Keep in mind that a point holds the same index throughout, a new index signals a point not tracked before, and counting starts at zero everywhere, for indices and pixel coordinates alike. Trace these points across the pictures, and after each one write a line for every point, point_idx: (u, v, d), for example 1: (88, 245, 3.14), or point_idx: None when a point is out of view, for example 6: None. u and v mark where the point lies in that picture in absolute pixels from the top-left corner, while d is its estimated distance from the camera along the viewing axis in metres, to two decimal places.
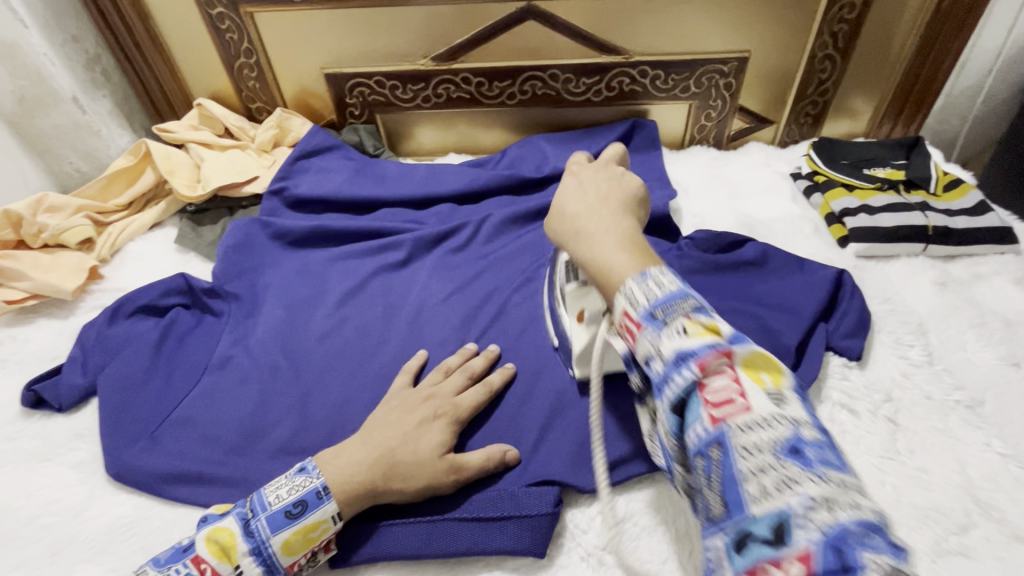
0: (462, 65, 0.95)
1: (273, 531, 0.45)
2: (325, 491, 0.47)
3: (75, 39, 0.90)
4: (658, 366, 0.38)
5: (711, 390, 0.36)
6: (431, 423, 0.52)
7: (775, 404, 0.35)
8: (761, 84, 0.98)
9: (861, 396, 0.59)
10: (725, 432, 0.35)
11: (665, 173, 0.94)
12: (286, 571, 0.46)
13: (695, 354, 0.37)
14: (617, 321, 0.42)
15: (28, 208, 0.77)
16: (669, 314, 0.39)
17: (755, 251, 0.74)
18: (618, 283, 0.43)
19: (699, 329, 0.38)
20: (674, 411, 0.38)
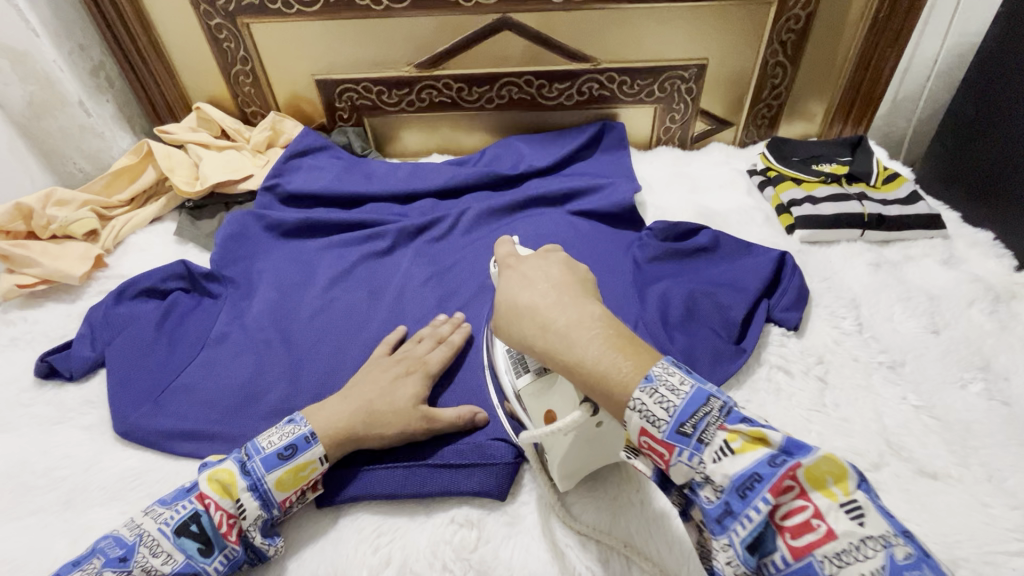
0: (444, 71, 1.02)
1: (268, 470, 0.51)
2: (313, 436, 0.53)
3: (82, 48, 0.96)
4: (714, 496, 0.39)
5: (786, 522, 0.37)
6: (405, 378, 0.60)
7: (855, 523, 0.36)
8: (720, 89, 1.06)
9: (796, 359, 0.66)
10: (813, 564, 0.36)
11: (632, 170, 1.02)
12: (280, 507, 0.52)
13: (763, 483, 0.37)
14: (638, 441, 0.42)
15: (38, 201, 0.83)
16: (700, 427, 0.40)
17: (707, 238, 0.81)
18: (624, 403, 0.41)
19: (745, 448, 0.38)
20: (747, 548, 0.38)
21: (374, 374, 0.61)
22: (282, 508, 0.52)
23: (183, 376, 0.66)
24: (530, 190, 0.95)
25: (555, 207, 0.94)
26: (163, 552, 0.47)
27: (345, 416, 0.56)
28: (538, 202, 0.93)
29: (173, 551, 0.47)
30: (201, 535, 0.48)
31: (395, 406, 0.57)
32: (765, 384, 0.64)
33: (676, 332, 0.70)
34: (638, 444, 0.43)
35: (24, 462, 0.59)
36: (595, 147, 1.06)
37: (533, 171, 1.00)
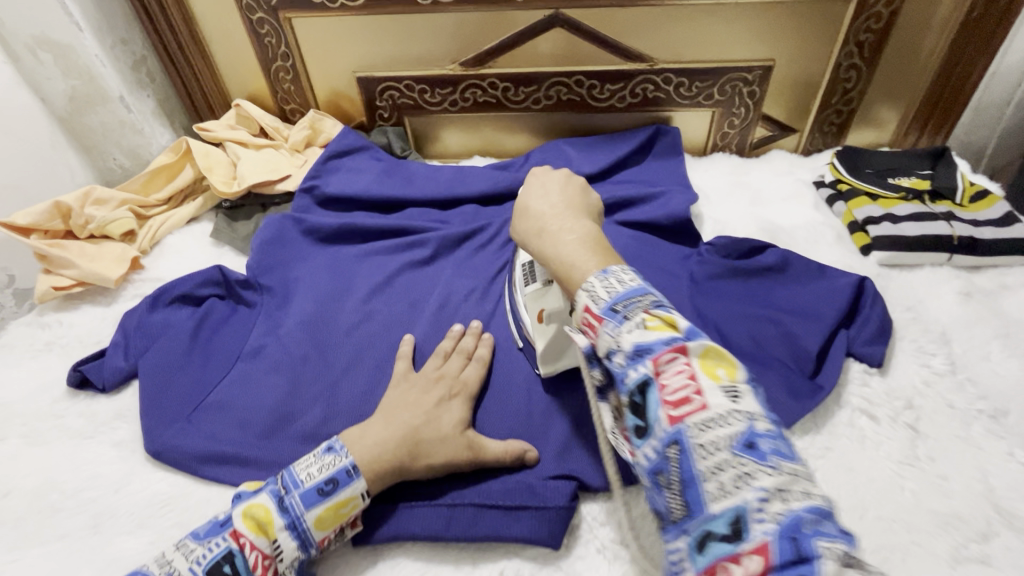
0: (490, 70, 0.97)
1: (307, 507, 0.47)
2: (354, 470, 0.49)
3: (123, 43, 0.94)
4: (620, 361, 0.40)
5: (667, 383, 0.38)
6: (447, 403, 0.56)
7: (729, 399, 0.36)
8: (786, 92, 0.98)
9: (881, 402, 0.59)
10: (682, 430, 0.36)
11: (687, 179, 0.95)
12: (317, 546, 0.48)
13: (653, 351, 0.39)
14: (579, 318, 0.45)
15: (77, 200, 0.81)
16: (629, 308, 0.42)
17: (776, 256, 0.74)
18: (579, 286, 0.46)
19: (657, 325, 0.40)
20: (635, 409, 0.39)
21: (412, 396, 0.56)
22: (320, 546, 0.49)
23: (218, 392, 0.63)
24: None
25: (603, 217, 0.88)
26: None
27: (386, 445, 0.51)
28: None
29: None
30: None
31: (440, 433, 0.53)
32: (846, 430, 0.58)
33: (742, 363, 0.64)
34: (580, 324, 0.45)
35: (55, 480, 0.56)
36: (647, 153, 0.99)
37: (581, 178, 0.94)
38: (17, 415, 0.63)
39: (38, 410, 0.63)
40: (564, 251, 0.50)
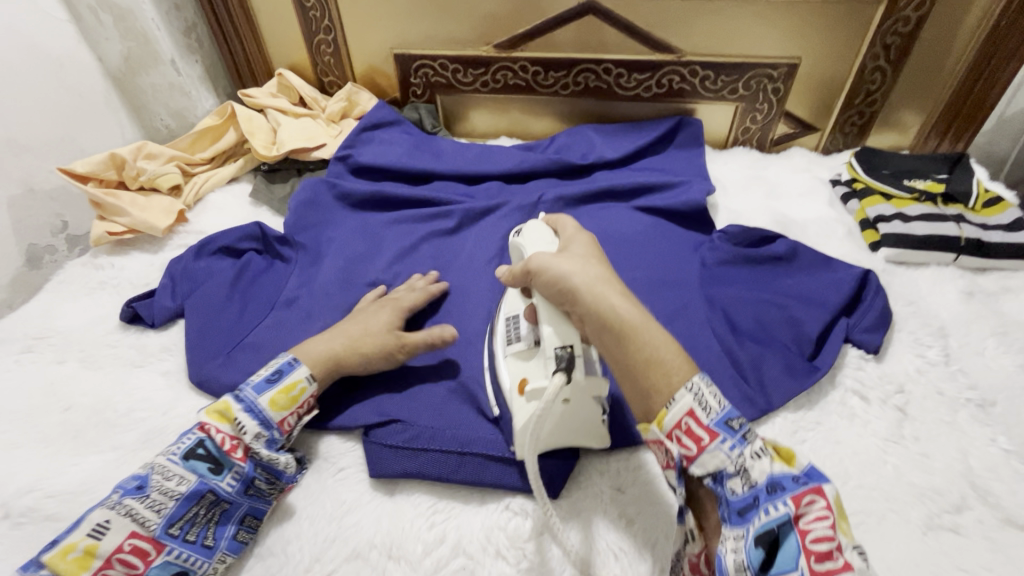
0: (521, 54, 1.01)
1: (258, 394, 0.54)
2: (295, 360, 0.58)
3: (178, 8, 1.00)
4: (738, 486, 0.44)
5: (810, 531, 0.40)
6: (379, 312, 0.66)
7: (862, 562, 0.39)
8: (809, 91, 1.00)
9: (873, 386, 0.63)
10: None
11: (706, 169, 0.99)
12: (281, 427, 0.55)
13: (789, 489, 0.42)
14: (674, 425, 0.46)
15: (130, 153, 0.87)
16: (744, 429, 0.45)
17: (785, 247, 0.77)
18: (678, 385, 0.46)
19: (778, 459, 0.44)
20: (760, 544, 0.41)
21: (358, 311, 0.66)
22: (282, 429, 0.55)
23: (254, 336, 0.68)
24: (598, 182, 0.93)
25: (622, 200, 0.91)
26: (176, 476, 0.49)
27: (329, 347, 0.60)
28: (607, 194, 0.91)
29: (185, 474, 0.50)
30: (208, 456, 0.51)
31: (371, 334, 0.63)
32: (838, 408, 0.61)
33: (744, 343, 0.68)
34: (670, 432, 0.46)
35: (108, 401, 0.62)
36: (668, 143, 1.03)
37: (602, 163, 0.98)
38: (73, 342, 0.69)
39: (92, 338, 0.69)
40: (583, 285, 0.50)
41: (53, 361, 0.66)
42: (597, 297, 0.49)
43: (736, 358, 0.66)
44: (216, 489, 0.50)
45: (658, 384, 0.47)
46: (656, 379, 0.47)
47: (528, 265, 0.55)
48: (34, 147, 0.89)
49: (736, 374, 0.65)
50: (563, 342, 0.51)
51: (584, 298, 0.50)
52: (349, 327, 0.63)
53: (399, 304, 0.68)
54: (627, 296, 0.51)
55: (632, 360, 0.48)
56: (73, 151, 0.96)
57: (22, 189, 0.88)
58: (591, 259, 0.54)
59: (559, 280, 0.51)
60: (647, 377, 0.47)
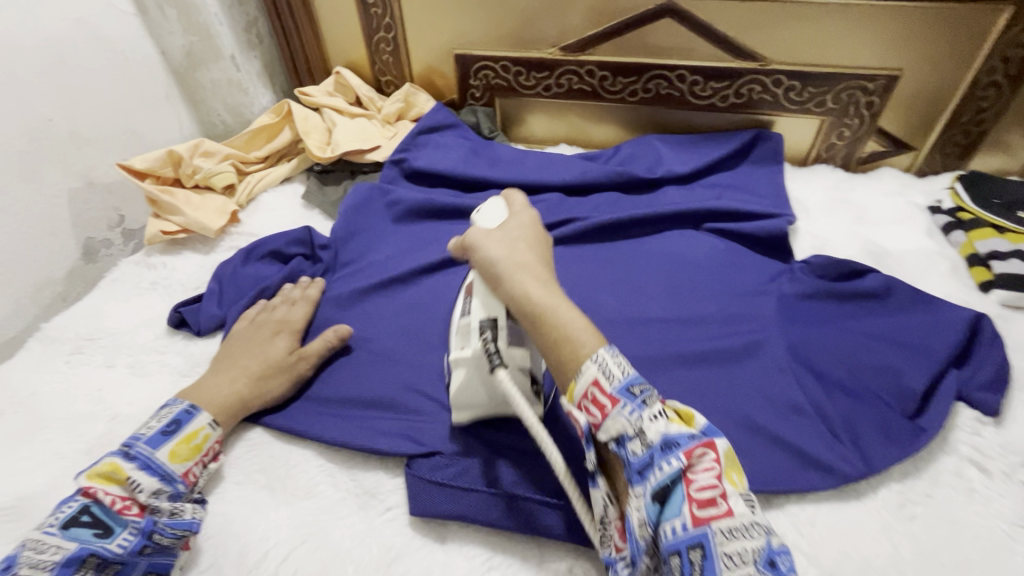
0: (589, 57, 0.95)
1: (155, 447, 0.51)
2: (194, 407, 0.55)
3: (240, 3, 0.98)
4: (639, 449, 0.44)
5: (695, 481, 0.42)
6: (274, 337, 0.63)
7: (749, 509, 0.42)
8: (907, 105, 0.90)
9: (995, 455, 0.54)
10: (708, 534, 0.40)
11: (786, 190, 0.90)
12: (184, 480, 0.51)
13: (682, 447, 0.43)
14: (581, 397, 0.46)
15: (187, 150, 0.86)
16: (645, 393, 0.45)
17: (878, 283, 0.68)
18: (586, 356, 0.47)
19: (675, 420, 0.45)
20: (656, 500, 0.42)
21: (249, 343, 0.63)
22: (186, 482, 0.52)
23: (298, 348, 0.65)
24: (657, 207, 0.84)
25: (687, 227, 0.83)
26: (51, 546, 0.44)
27: (233, 389, 0.58)
28: (671, 220, 0.83)
29: (63, 544, 0.44)
30: (95, 521, 0.46)
31: (271, 364, 0.61)
32: (951, 479, 0.53)
33: (834, 396, 0.60)
34: (580, 402, 0.46)
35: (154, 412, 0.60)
36: (742, 158, 0.95)
37: (670, 178, 0.91)
38: (124, 345, 0.67)
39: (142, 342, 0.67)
40: (513, 273, 0.51)
41: (102, 365, 0.65)
42: (517, 278, 0.50)
43: (826, 412, 0.58)
44: (102, 552, 0.45)
45: (568, 359, 0.47)
46: (568, 355, 0.47)
47: (462, 241, 0.56)
48: (96, 141, 0.89)
49: (827, 430, 0.57)
50: (487, 315, 0.52)
51: (508, 279, 0.51)
52: (246, 361, 0.61)
53: (292, 324, 0.66)
54: (549, 282, 0.51)
55: (546, 338, 0.48)
56: (133, 146, 0.95)
57: (82, 182, 0.87)
58: (524, 241, 0.55)
59: (487, 261, 0.53)
60: (559, 354, 0.48)
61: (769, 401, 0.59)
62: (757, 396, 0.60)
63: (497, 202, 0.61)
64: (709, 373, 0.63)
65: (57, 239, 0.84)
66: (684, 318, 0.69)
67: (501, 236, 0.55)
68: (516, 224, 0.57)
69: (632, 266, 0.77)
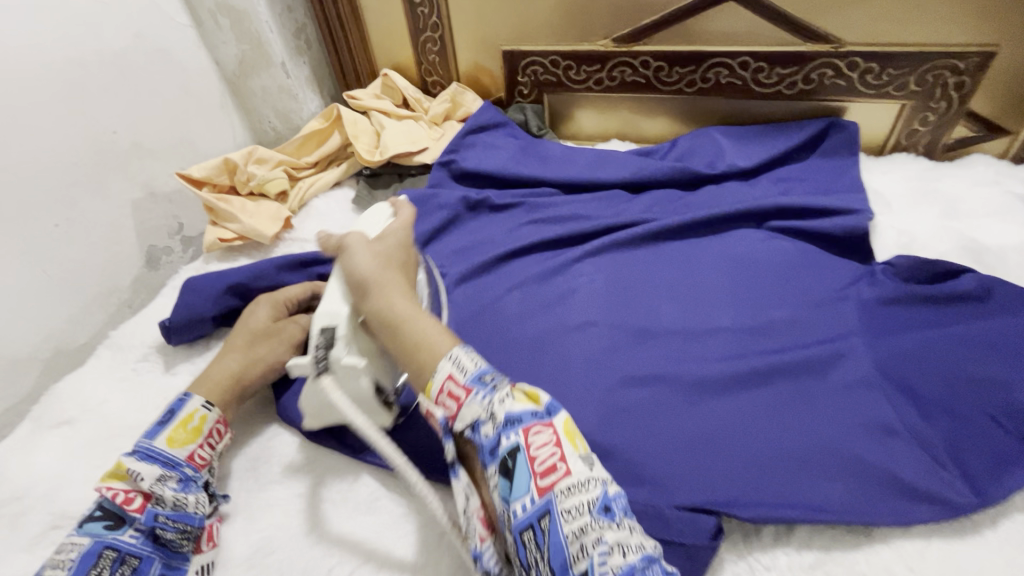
0: (644, 48, 0.90)
1: (150, 438, 0.51)
2: (184, 394, 0.55)
3: (289, 10, 0.98)
4: (490, 431, 0.43)
5: (538, 456, 0.41)
6: (260, 312, 0.63)
7: (587, 467, 0.42)
8: (1003, 86, 0.81)
9: None
10: (552, 499, 0.40)
11: (862, 181, 0.83)
12: (189, 463, 0.51)
13: (523, 422, 0.43)
14: (438, 391, 0.46)
15: (241, 157, 0.87)
16: (496, 380, 0.46)
17: (974, 284, 0.61)
18: (442, 355, 0.47)
19: (523, 398, 0.44)
20: (504, 476, 0.42)
21: (241, 322, 0.64)
22: (194, 464, 0.52)
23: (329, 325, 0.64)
24: (719, 205, 0.79)
25: (749, 226, 0.77)
26: (68, 545, 0.45)
27: (224, 371, 0.58)
28: (731, 219, 0.77)
29: (79, 540, 0.45)
30: (105, 515, 0.46)
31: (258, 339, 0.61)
32: None
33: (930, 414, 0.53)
34: (437, 397, 0.46)
35: None
36: (812, 150, 0.88)
37: (733, 172, 0.85)
38: (186, 352, 0.68)
39: (202, 348, 0.68)
40: (393, 305, 0.51)
41: (167, 372, 0.65)
42: (379, 298, 0.51)
43: (925, 436, 0.51)
44: (116, 545, 0.45)
45: (423, 361, 0.48)
46: (425, 354, 0.48)
47: (340, 242, 0.55)
48: (157, 151, 0.91)
49: (927, 456, 0.50)
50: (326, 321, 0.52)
51: (376, 287, 0.52)
52: (230, 338, 0.62)
53: (278, 297, 0.65)
54: (415, 300, 0.52)
55: (401, 346, 0.49)
56: (190, 155, 0.97)
57: (144, 192, 0.90)
58: (395, 251, 0.56)
59: (352, 270, 0.53)
60: (414, 356, 0.49)
61: (856, 420, 0.53)
62: (840, 415, 0.54)
63: (382, 207, 0.61)
64: (782, 389, 0.57)
65: (122, 247, 0.86)
66: (754, 327, 0.64)
67: (376, 250, 0.55)
68: (397, 229, 0.58)
69: (694, 269, 0.72)
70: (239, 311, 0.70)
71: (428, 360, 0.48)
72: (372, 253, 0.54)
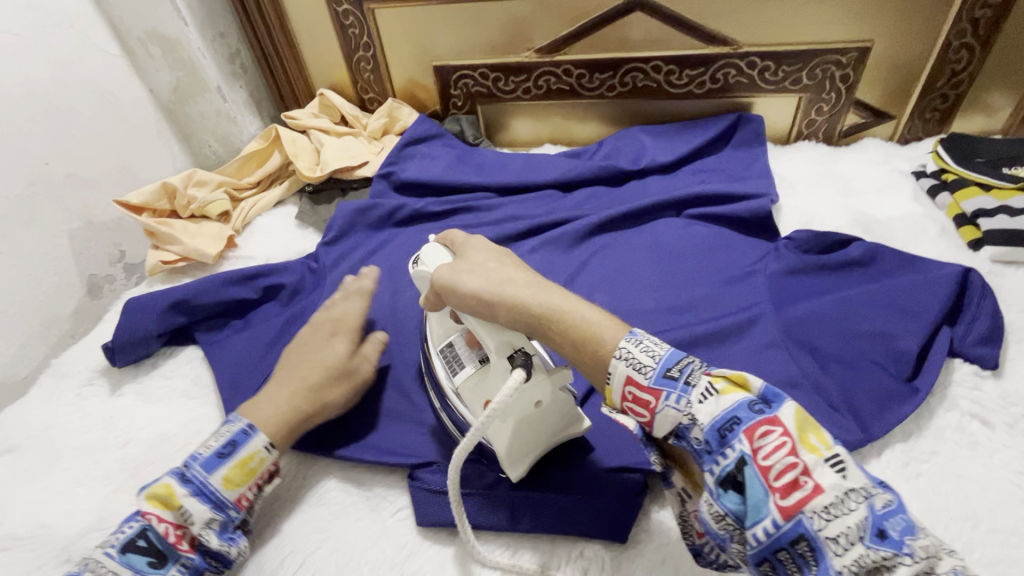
0: (564, 57, 0.97)
1: (209, 473, 0.50)
2: (251, 429, 0.53)
3: (222, 36, 1.01)
4: (699, 434, 0.40)
5: (771, 466, 0.37)
6: (331, 340, 0.63)
7: (839, 476, 0.36)
8: (882, 76, 0.91)
9: (995, 408, 0.55)
10: (802, 521, 0.36)
11: (770, 168, 0.91)
12: (236, 505, 0.51)
13: (743, 423, 0.38)
14: (621, 393, 0.44)
15: (181, 181, 0.88)
16: (686, 371, 0.42)
17: (861, 250, 0.69)
18: (609, 355, 0.44)
19: (727, 390, 0.40)
20: (727, 488, 0.39)
21: (305, 347, 0.62)
22: (240, 506, 0.51)
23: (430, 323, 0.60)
24: (643, 197, 0.85)
25: (669, 214, 0.84)
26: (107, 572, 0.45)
27: (291, 404, 0.56)
28: (653, 209, 0.83)
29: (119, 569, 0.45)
30: (149, 549, 0.46)
31: (331, 370, 0.60)
32: (955, 435, 0.54)
33: (826, 367, 0.60)
34: (622, 403, 0.44)
35: (162, 435, 0.62)
36: (725, 142, 0.96)
37: (654, 167, 0.92)
38: (131, 373, 0.69)
39: (146, 368, 0.69)
40: (569, 307, 0.47)
41: (111, 394, 0.66)
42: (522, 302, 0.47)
43: (821, 385, 0.57)
44: None
45: (595, 357, 0.45)
46: (589, 355, 0.45)
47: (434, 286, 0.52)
48: (93, 180, 0.91)
49: (824, 403, 0.56)
50: (510, 347, 0.48)
51: (504, 303, 0.48)
52: (300, 368, 0.59)
53: (348, 326, 0.65)
54: (535, 281, 0.49)
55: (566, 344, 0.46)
56: (128, 182, 0.97)
57: (81, 222, 0.90)
58: (492, 261, 0.52)
59: (472, 294, 0.49)
60: (582, 350, 0.46)
61: (764, 378, 0.59)
62: (749, 376, 0.60)
63: (439, 246, 0.56)
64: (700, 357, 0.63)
65: (60, 278, 0.86)
66: (673, 305, 0.70)
67: (479, 263, 0.51)
68: (479, 248, 0.53)
69: (622, 257, 0.78)
70: (184, 329, 0.71)
71: (595, 355, 0.45)
72: (485, 271, 0.50)
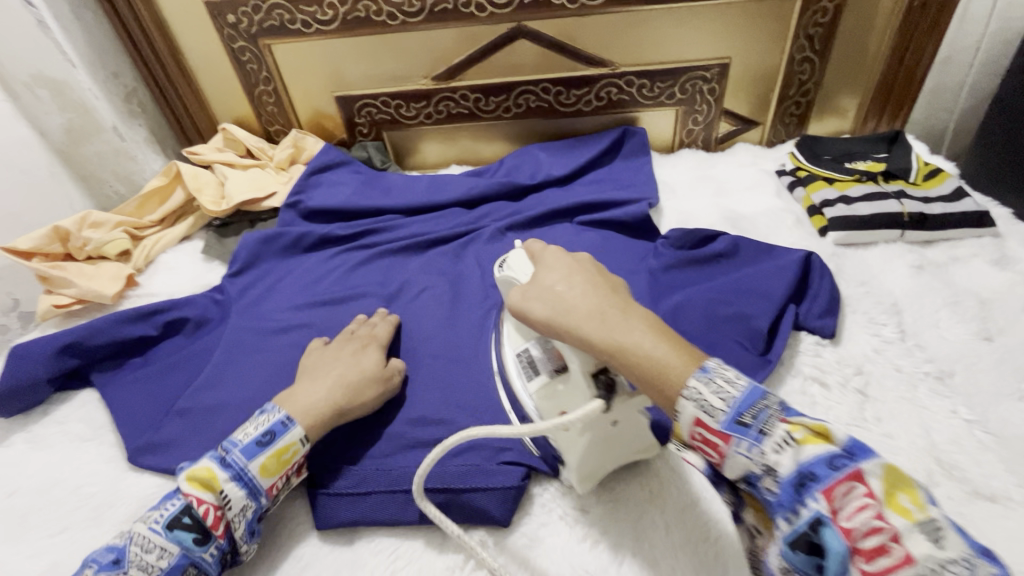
0: (460, 83, 1.03)
1: (249, 459, 0.53)
2: (288, 421, 0.56)
3: (115, 76, 1.01)
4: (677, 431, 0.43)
5: (709, 446, 0.41)
6: (364, 350, 0.66)
7: (779, 444, 0.39)
8: (743, 89, 1.02)
9: (832, 370, 0.63)
10: (745, 482, 0.40)
11: (654, 175, 0.99)
12: (266, 493, 0.54)
13: (695, 416, 0.41)
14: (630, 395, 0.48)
15: (74, 224, 0.86)
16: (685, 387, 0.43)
17: (725, 243, 0.77)
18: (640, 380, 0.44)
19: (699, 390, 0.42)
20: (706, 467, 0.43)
21: (338, 356, 0.65)
22: (270, 495, 0.54)
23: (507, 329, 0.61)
24: (540, 207, 0.92)
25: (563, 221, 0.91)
26: (156, 547, 0.48)
27: (331, 400, 0.59)
28: (547, 217, 0.89)
29: (167, 544, 0.48)
30: (192, 526, 0.49)
31: (366, 373, 0.62)
32: (798, 398, 0.62)
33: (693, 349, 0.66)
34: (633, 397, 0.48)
35: (58, 479, 0.62)
36: (615, 153, 1.03)
37: (550, 180, 0.98)
38: (23, 422, 0.68)
39: (40, 414, 0.68)
40: (624, 338, 0.46)
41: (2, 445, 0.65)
42: (602, 331, 0.47)
43: None
44: (198, 562, 0.49)
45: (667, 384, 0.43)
46: (662, 389, 0.43)
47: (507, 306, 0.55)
48: None
49: None
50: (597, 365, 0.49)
51: (568, 332, 0.49)
52: (337, 370, 0.62)
53: (378, 339, 0.68)
54: (599, 316, 0.48)
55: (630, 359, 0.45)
56: (17, 229, 0.94)
57: None
58: (561, 281, 0.52)
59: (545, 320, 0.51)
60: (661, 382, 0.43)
61: None
62: None
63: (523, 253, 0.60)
64: None
65: None
66: None
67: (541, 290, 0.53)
68: (552, 268, 0.54)
69: None
70: (79, 371, 0.71)
71: (663, 385, 0.43)
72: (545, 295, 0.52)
